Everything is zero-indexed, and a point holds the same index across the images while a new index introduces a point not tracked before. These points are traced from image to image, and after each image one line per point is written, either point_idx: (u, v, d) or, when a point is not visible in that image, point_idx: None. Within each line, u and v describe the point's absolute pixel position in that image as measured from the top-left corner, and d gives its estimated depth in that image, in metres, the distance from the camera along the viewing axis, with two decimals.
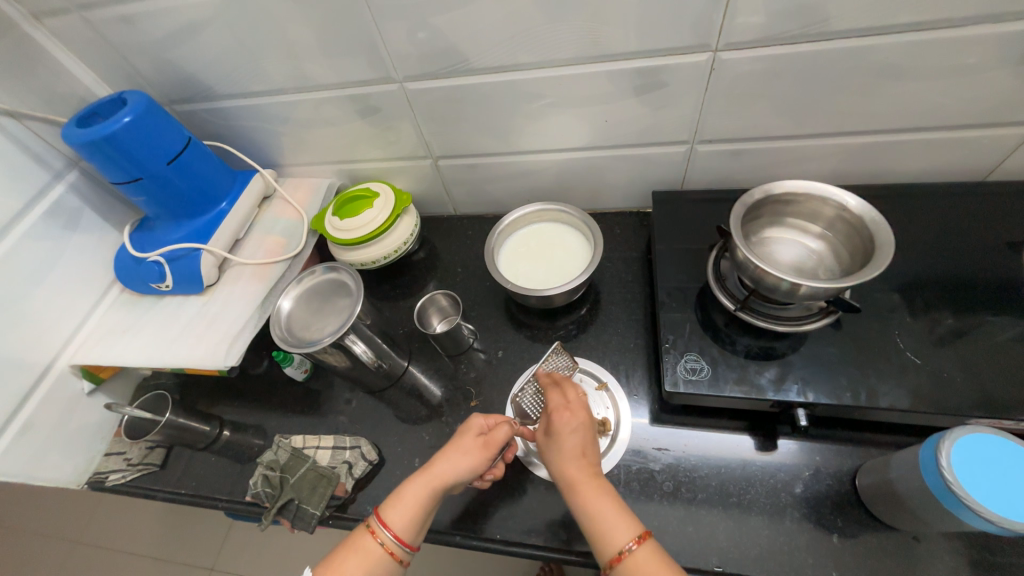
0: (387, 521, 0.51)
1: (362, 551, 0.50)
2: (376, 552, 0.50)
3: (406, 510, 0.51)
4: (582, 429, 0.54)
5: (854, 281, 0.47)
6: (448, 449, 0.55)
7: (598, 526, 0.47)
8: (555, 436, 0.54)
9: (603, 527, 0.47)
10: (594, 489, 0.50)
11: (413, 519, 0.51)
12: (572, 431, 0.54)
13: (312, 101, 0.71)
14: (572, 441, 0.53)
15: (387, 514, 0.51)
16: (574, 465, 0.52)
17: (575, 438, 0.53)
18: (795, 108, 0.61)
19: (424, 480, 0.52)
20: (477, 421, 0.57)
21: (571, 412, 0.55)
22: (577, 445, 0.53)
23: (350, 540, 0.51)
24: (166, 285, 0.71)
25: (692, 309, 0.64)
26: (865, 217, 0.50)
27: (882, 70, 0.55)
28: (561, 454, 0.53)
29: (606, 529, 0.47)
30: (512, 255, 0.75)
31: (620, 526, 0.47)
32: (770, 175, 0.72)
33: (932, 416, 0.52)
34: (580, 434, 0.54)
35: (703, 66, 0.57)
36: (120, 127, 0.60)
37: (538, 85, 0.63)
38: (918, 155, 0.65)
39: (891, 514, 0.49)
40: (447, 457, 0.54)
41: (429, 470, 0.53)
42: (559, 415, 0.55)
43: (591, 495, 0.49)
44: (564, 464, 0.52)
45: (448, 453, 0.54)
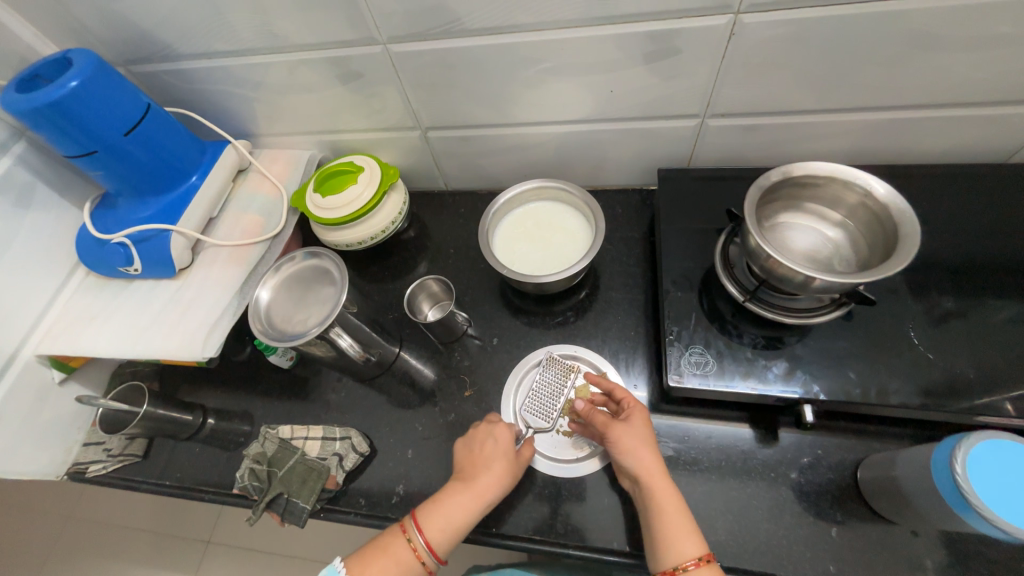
0: (426, 530, 0.51)
1: (396, 555, 0.50)
2: (409, 559, 0.50)
3: (447, 524, 0.51)
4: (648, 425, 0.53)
5: (874, 276, 0.44)
6: (488, 464, 0.54)
7: (667, 530, 0.47)
8: (630, 429, 0.52)
9: (672, 532, 0.47)
10: (669, 491, 0.49)
11: (453, 535, 0.51)
12: (644, 428, 0.53)
13: (285, 64, 0.64)
14: (645, 438, 0.52)
15: (427, 522, 0.51)
16: (650, 464, 0.50)
17: (646, 435, 0.52)
18: (818, 80, 0.56)
19: (471, 497, 0.52)
20: (505, 431, 0.56)
21: (640, 409, 0.54)
22: (651, 443, 0.52)
23: (385, 540, 0.52)
24: (135, 269, 0.66)
25: (697, 298, 0.61)
26: (889, 206, 0.47)
27: (916, 39, 0.50)
28: (636, 448, 0.51)
29: (676, 537, 0.47)
30: (508, 237, 0.70)
31: (688, 535, 0.47)
32: (783, 154, 0.68)
33: (939, 412, 0.51)
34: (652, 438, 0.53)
35: (722, 31, 0.51)
36: (65, 93, 0.53)
37: (539, 49, 0.56)
38: (940, 134, 0.61)
39: (893, 511, 0.49)
40: (493, 476, 0.53)
41: (474, 486, 0.53)
42: (636, 412, 0.54)
43: (665, 495, 0.49)
44: (638, 460, 0.50)
45: (489, 468, 0.54)
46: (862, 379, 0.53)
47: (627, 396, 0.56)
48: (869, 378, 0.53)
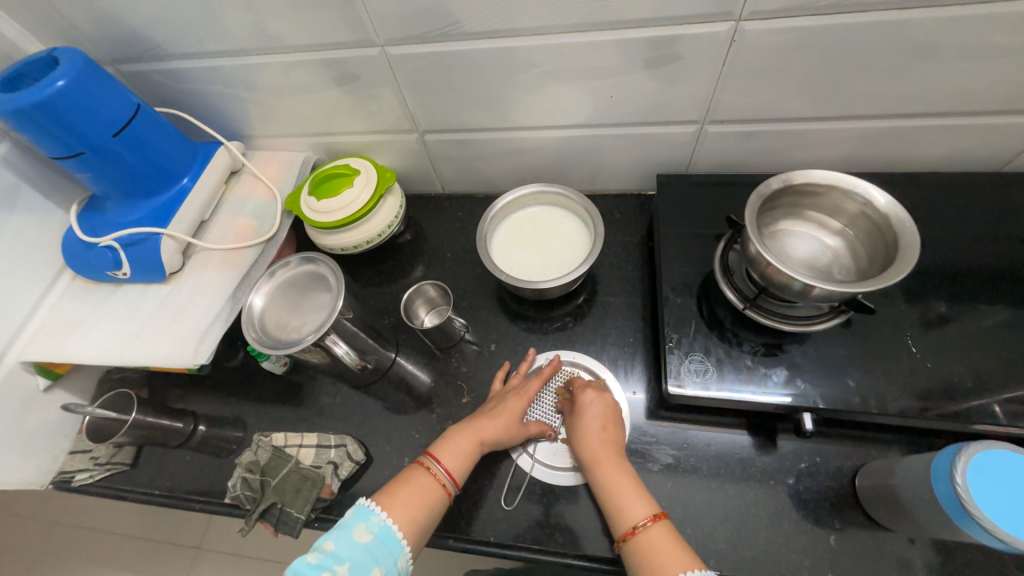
0: (442, 458, 0.54)
1: (417, 483, 0.52)
2: (430, 485, 0.52)
3: (461, 451, 0.55)
4: (604, 406, 0.56)
5: (874, 285, 0.44)
6: (495, 410, 0.58)
7: (615, 498, 0.49)
8: (578, 415, 0.56)
9: (621, 499, 0.49)
10: (614, 465, 0.52)
11: (466, 463, 0.54)
12: (594, 410, 0.56)
13: (280, 65, 0.62)
14: (593, 419, 0.55)
15: (443, 451, 0.55)
16: (597, 443, 0.53)
17: (596, 415, 0.55)
18: (816, 88, 0.56)
19: (476, 436, 0.56)
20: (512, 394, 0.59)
21: (595, 391, 0.57)
22: (599, 423, 0.55)
23: (405, 475, 0.53)
24: (123, 273, 0.65)
25: (697, 305, 0.61)
26: (890, 215, 0.47)
27: (915, 48, 0.50)
28: (584, 432, 0.55)
29: (624, 502, 0.49)
30: (506, 241, 0.70)
31: (637, 501, 0.49)
32: (781, 160, 0.68)
33: (937, 420, 0.51)
34: (606, 412, 0.56)
35: (723, 37, 0.51)
36: (52, 92, 0.52)
37: (538, 53, 0.56)
38: (937, 142, 0.62)
39: (891, 519, 0.49)
40: (497, 420, 0.57)
41: (479, 427, 0.56)
42: (582, 395, 0.57)
43: (608, 470, 0.51)
44: (587, 442, 0.54)
45: (495, 414, 0.58)
46: (860, 387, 0.53)
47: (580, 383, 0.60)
48: (867, 386, 0.53)
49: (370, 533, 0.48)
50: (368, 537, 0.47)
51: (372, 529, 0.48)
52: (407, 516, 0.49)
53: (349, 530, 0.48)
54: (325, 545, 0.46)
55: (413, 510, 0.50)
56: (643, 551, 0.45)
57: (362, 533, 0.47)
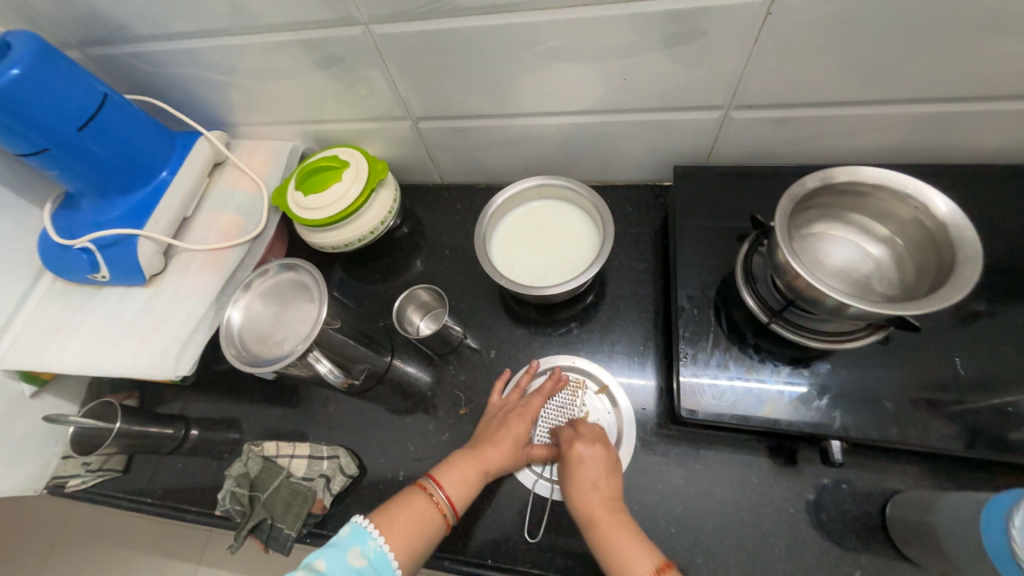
0: (445, 484, 0.51)
1: (418, 509, 0.49)
2: (431, 513, 0.49)
3: (465, 480, 0.51)
4: (595, 461, 0.51)
5: (926, 308, 0.38)
6: (499, 435, 0.55)
7: (617, 560, 0.44)
8: (570, 470, 0.51)
9: (624, 558, 0.44)
10: (614, 523, 0.47)
11: (468, 493, 0.51)
12: (588, 464, 0.51)
13: (257, 47, 0.57)
14: (588, 474, 0.50)
15: (447, 477, 0.51)
16: (592, 501, 0.48)
17: (591, 470, 0.50)
18: (864, 68, 0.48)
19: (478, 464, 0.52)
20: (516, 418, 0.56)
21: (585, 443, 0.52)
22: (593, 479, 0.50)
23: (404, 496, 0.50)
24: (102, 276, 0.61)
25: (715, 314, 0.56)
26: (948, 224, 0.41)
27: (988, 19, 0.42)
28: (576, 489, 0.50)
29: (627, 559, 0.44)
30: (506, 240, 0.65)
31: (643, 559, 0.43)
32: (815, 150, 0.60)
33: (984, 450, 0.46)
34: (600, 468, 0.51)
35: (758, 9, 0.44)
36: (3, 81, 0.47)
37: (541, 29, 0.49)
38: (1001, 131, 0.54)
39: (925, 558, 0.44)
40: (501, 447, 0.54)
41: (483, 455, 0.53)
42: (571, 449, 0.52)
43: (607, 529, 0.46)
44: (583, 501, 0.49)
45: (500, 440, 0.54)
46: (896, 410, 0.48)
47: (568, 431, 0.54)
48: (905, 410, 0.48)
49: (364, 558, 0.45)
50: (362, 562, 0.45)
51: (367, 553, 0.45)
52: (405, 545, 0.46)
53: (343, 550, 0.45)
54: (316, 564, 0.43)
55: (412, 538, 0.47)
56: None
57: (357, 556, 0.45)
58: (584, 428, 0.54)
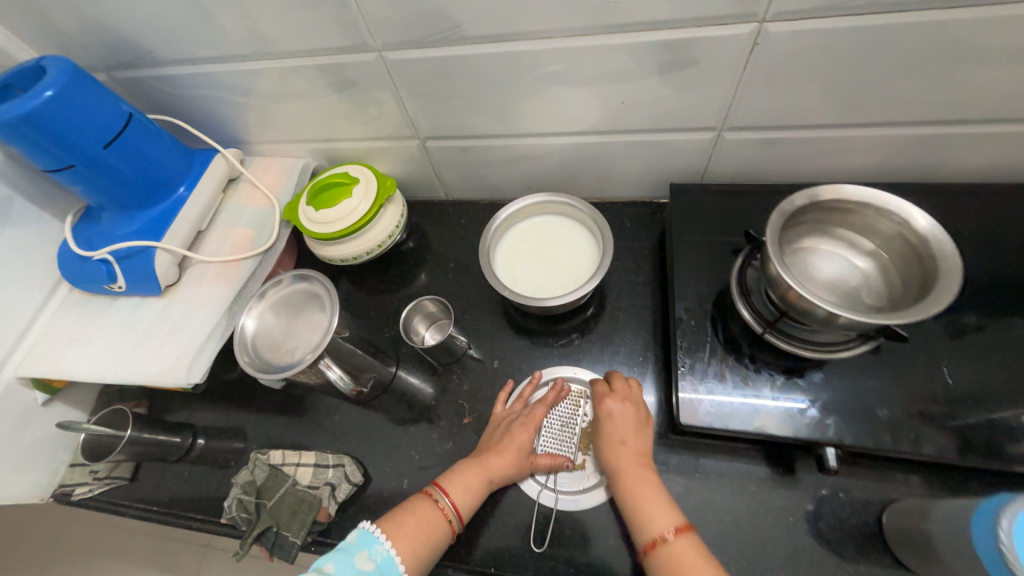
0: (451, 491, 0.52)
1: (424, 514, 0.50)
2: (437, 519, 0.50)
3: (470, 487, 0.53)
4: (626, 415, 0.54)
5: (910, 317, 0.40)
6: (502, 444, 0.56)
7: (637, 509, 0.47)
8: (604, 424, 0.54)
9: (644, 510, 0.47)
10: (639, 474, 0.50)
11: (473, 500, 0.52)
12: (617, 419, 0.54)
13: (275, 71, 0.60)
14: (618, 429, 0.53)
15: (452, 485, 0.52)
16: (622, 452, 0.52)
17: (620, 425, 0.53)
18: (847, 94, 0.51)
19: (483, 472, 0.54)
20: (520, 426, 0.57)
21: (616, 399, 0.55)
22: (624, 432, 0.53)
23: (411, 503, 0.51)
24: (119, 287, 0.63)
25: (712, 325, 0.58)
26: (930, 238, 0.43)
27: (959, 50, 0.45)
28: (609, 441, 0.53)
29: (648, 511, 0.47)
30: (510, 254, 0.67)
31: (660, 514, 0.46)
32: (805, 169, 0.63)
33: (974, 458, 0.47)
34: (631, 422, 0.54)
35: (745, 40, 0.47)
36: (38, 103, 0.50)
37: (543, 56, 0.52)
38: (980, 152, 0.57)
39: (921, 564, 0.45)
40: (505, 455, 0.55)
41: (487, 463, 0.54)
42: (602, 403, 0.55)
43: (631, 479, 0.49)
44: (614, 450, 0.52)
45: (504, 448, 0.55)
46: (889, 419, 0.50)
47: (603, 387, 0.58)
48: (896, 418, 0.49)
49: (372, 561, 0.46)
50: (369, 566, 0.45)
51: (374, 558, 0.46)
52: (412, 549, 0.47)
53: (351, 554, 0.46)
54: (325, 567, 0.44)
55: (418, 543, 0.48)
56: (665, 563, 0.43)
57: (364, 560, 0.46)
58: (619, 384, 0.57)
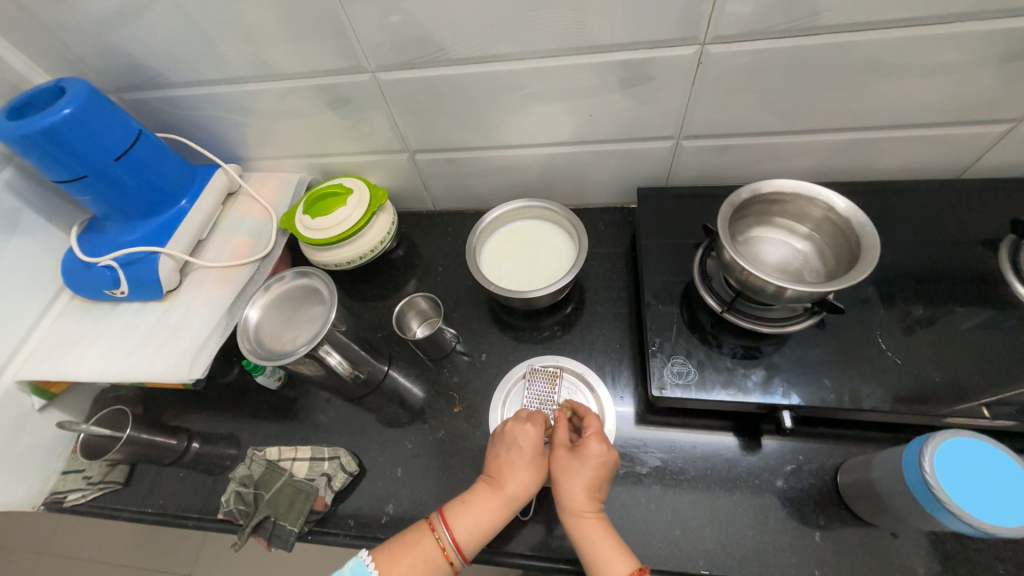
0: (454, 526, 0.50)
1: (424, 551, 0.49)
2: (437, 556, 0.49)
3: (477, 527, 0.50)
4: (603, 459, 0.52)
5: (839, 286, 0.47)
6: (515, 464, 0.53)
7: (594, 556, 0.49)
8: (572, 466, 0.52)
9: (601, 559, 0.48)
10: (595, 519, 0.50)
11: (480, 536, 0.50)
12: (585, 460, 0.52)
13: (276, 91, 0.66)
14: (584, 470, 0.51)
15: (456, 520, 0.51)
16: (579, 498, 0.51)
17: (587, 467, 0.51)
18: (782, 105, 0.60)
19: (500, 501, 0.52)
20: (529, 427, 0.55)
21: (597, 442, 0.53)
22: (596, 475, 0.51)
23: (411, 536, 0.51)
24: (121, 292, 0.66)
25: (679, 308, 0.64)
26: (852, 219, 0.51)
27: (868, 66, 0.54)
28: (574, 483, 0.51)
29: (604, 558, 0.48)
30: (494, 253, 0.73)
31: (618, 560, 0.48)
32: (757, 172, 0.71)
33: (910, 415, 0.54)
34: (599, 465, 0.52)
35: (691, 59, 0.55)
36: (58, 120, 0.54)
37: (520, 76, 0.59)
38: (900, 152, 0.66)
39: (871, 513, 0.50)
40: (519, 475, 0.53)
41: (503, 490, 0.52)
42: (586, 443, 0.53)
43: (586, 526, 0.50)
44: (574, 492, 0.51)
45: (517, 470, 0.53)
46: (836, 385, 0.55)
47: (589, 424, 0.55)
48: (842, 384, 0.55)
49: None
50: None
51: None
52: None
53: None
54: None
55: None
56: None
57: None
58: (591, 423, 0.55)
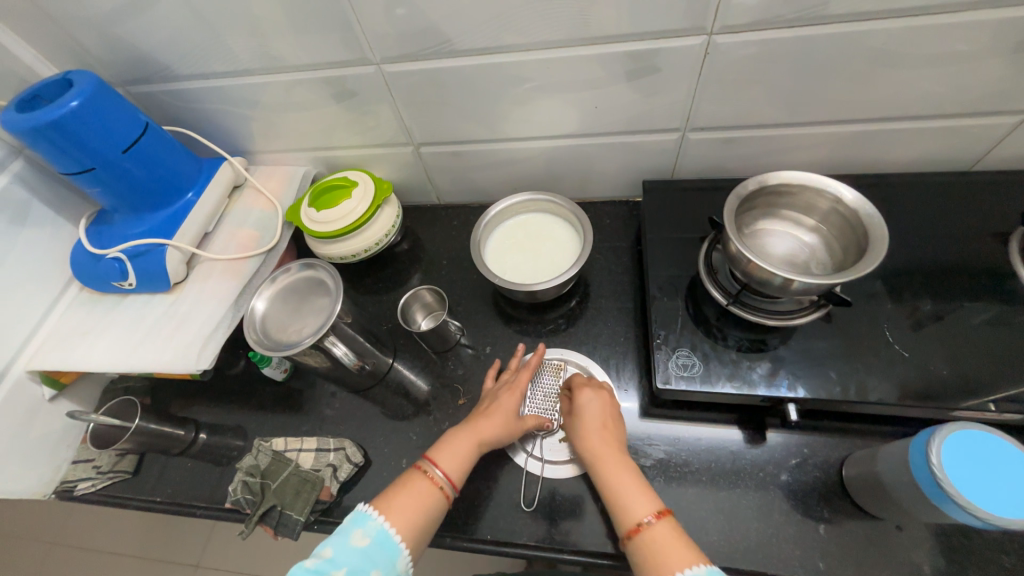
0: (440, 459, 0.53)
1: (414, 485, 0.51)
2: (426, 487, 0.51)
3: (459, 454, 0.54)
4: (603, 404, 0.57)
5: (846, 277, 0.46)
6: (491, 409, 0.58)
7: (617, 495, 0.50)
8: (580, 416, 0.57)
9: (623, 497, 0.50)
10: (619, 462, 0.52)
11: (464, 466, 0.54)
12: (594, 407, 0.57)
13: (282, 83, 0.66)
14: (595, 417, 0.56)
15: (440, 455, 0.54)
16: (595, 440, 0.54)
17: (596, 413, 0.56)
18: (789, 96, 0.59)
19: (475, 436, 0.55)
20: (507, 391, 0.60)
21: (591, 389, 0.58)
22: (601, 420, 0.56)
23: (403, 479, 0.52)
24: (129, 284, 0.67)
25: (683, 303, 0.63)
26: (860, 211, 0.50)
27: (877, 56, 0.53)
28: (586, 431, 0.55)
29: (628, 498, 0.49)
30: (498, 247, 0.73)
31: (641, 498, 0.49)
32: (764, 164, 0.71)
33: (917, 409, 0.53)
34: (606, 411, 0.57)
35: (698, 50, 0.54)
36: (66, 112, 0.54)
37: (526, 67, 0.59)
38: (909, 145, 0.65)
39: (876, 505, 0.50)
40: (495, 419, 0.57)
41: (479, 428, 0.56)
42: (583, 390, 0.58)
43: (608, 467, 0.52)
44: (589, 440, 0.54)
45: (492, 416, 0.57)
46: (843, 379, 0.55)
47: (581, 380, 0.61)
48: (848, 377, 0.55)
49: (367, 537, 0.47)
50: (365, 541, 0.47)
51: (369, 534, 0.47)
52: (406, 520, 0.49)
53: (347, 534, 0.47)
54: (323, 552, 0.46)
55: (409, 509, 0.49)
56: (648, 549, 0.46)
57: (360, 538, 0.47)
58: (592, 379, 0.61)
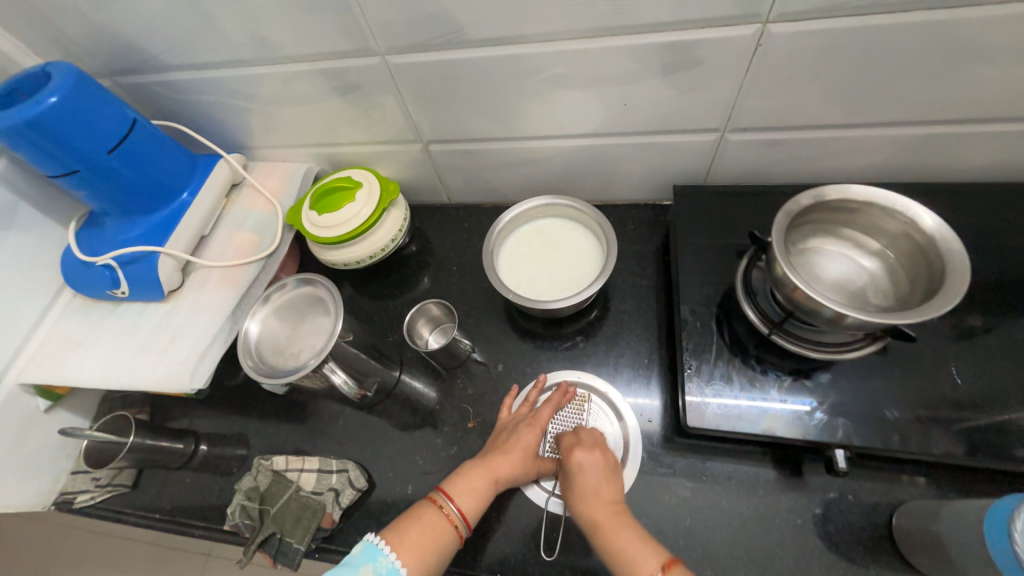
0: (456, 495, 0.49)
1: (428, 521, 0.47)
2: (442, 525, 0.47)
3: (476, 489, 0.50)
4: (597, 467, 0.52)
5: (918, 315, 0.41)
6: (509, 444, 0.54)
7: (618, 554, 0.45)
8: (569, 477, 0.52)
9: (625, 554, 0.45)
10: (618, 525, 0.47)
11: (481, 502, 0.50)
12: (587, 471, 0.51)
13: (279, 75, 0.60)
14: (587, 482, 0.51)
15: (457, 489, 0.50)
16: (592, 506, 0.49)
17: (590, 477, 0.51)
18: (851, 94, 0.52)
19: (490, 472, 0.51)
20: (528, 428, 0.55)
21: (583, 450, 0.53)
22: (593, 486, 0.50)
23: (413, 511, 0.48)
24: (122, 292, 0.63)
25: (716, 327, 0.57)
26: (938, 239, 0.45)
27: (964, 50, 0.45)
28: (577, 497, 0.50)
29: (631, 556, 0.44)
30: (513, 256, 0.67)
31: (645, 552, 0.44)
32: (810, 169, 0.63)
33: (984, 458, 0.47)
34: (601, 475, 0.51)
35: (749, 41, 0.47)
36: (43, 110, 0.49)
37: (548, 59, 0.52)
38: (985, 151, 0.57)
39: (932, 566, 0.45)
40: (513, 457, 0.53)
41: (494, 463, 0.52)
42: (570, 456, 0.53)
43: (607, 529, 0.47)
44: (584, 507, 0.49)
45: (510, 452, 0.53)
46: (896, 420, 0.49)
47: (570, 438, 0.55)
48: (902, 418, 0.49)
49: None
50: None
51: (380, 570, 0.43)
52: (418, 559, 0.45)
53: (355, 569, 0.43)
54: None
55: (423, 550, 0.45)
56: None
57: None
58: (585, 434, 0.55)
